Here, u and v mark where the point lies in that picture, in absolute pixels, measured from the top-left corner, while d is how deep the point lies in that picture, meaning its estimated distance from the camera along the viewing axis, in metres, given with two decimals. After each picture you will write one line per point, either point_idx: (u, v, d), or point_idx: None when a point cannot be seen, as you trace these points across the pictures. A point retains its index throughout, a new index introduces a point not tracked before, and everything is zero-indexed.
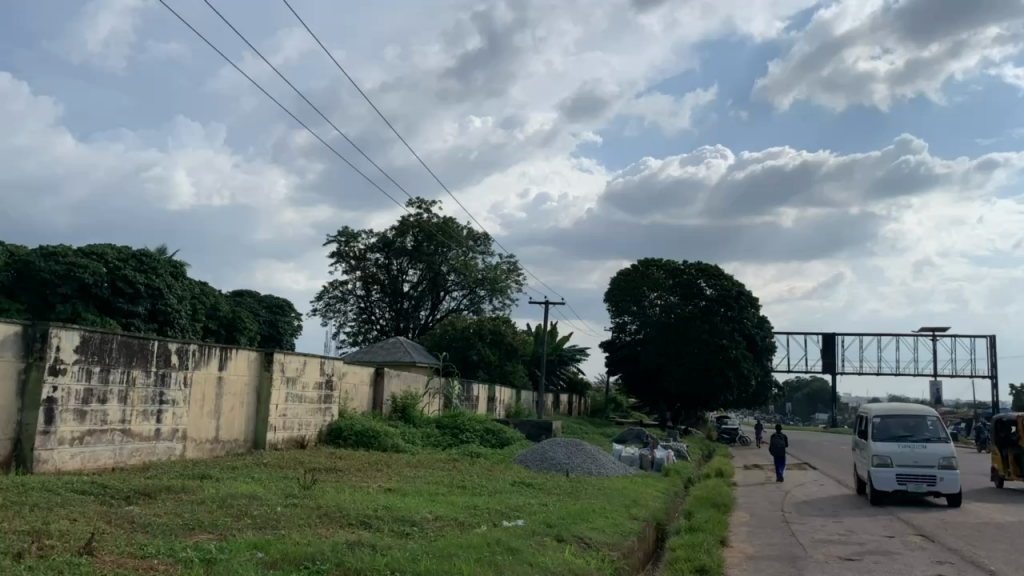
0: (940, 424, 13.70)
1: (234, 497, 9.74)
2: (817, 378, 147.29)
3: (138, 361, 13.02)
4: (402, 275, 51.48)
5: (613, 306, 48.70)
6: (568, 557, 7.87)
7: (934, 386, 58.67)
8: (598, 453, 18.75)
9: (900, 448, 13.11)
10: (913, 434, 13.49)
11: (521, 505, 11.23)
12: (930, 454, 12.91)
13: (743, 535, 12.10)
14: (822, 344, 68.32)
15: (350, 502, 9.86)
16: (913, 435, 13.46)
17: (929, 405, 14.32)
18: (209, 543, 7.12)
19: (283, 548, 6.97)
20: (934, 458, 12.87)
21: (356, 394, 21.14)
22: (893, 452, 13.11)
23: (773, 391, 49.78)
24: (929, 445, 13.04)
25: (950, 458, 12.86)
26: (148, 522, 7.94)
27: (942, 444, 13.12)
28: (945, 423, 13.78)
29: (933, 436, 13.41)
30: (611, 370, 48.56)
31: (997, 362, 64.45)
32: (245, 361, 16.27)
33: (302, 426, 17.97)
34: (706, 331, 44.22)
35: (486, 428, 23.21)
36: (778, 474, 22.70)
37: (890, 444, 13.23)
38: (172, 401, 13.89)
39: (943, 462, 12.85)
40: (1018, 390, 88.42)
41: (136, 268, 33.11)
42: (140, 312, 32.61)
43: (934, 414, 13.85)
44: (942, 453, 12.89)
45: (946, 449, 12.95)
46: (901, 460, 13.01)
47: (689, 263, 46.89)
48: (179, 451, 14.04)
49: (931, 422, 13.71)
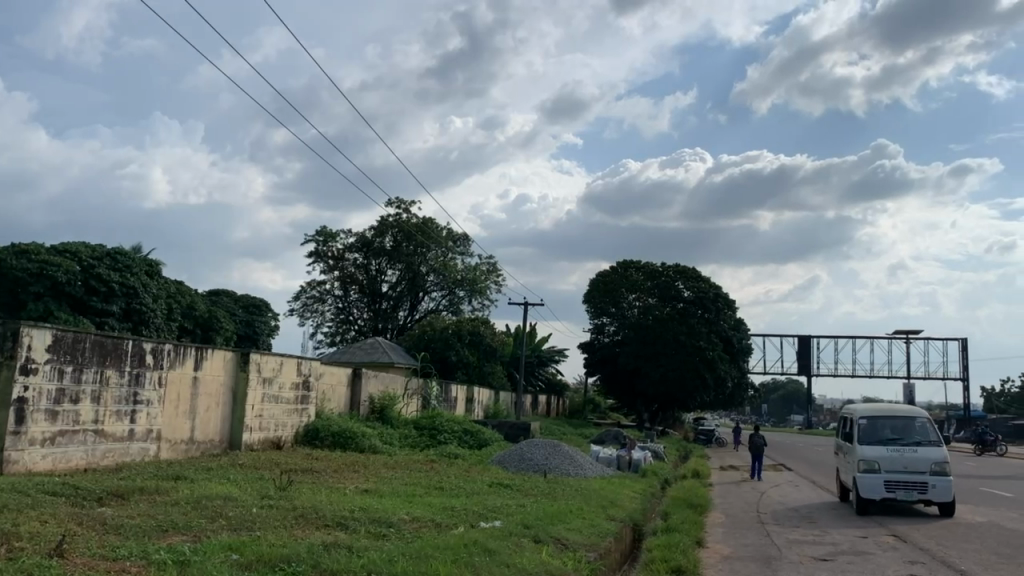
0: (930, 427, 13.81)
1: (208, 498, 9.63)
2: (793, 380, 148.87)
3: (112, 361, 12.88)
4: (380, 276, 51.28)
5: (591, 308, 48.70)
6: (545, 558, 7.91)
7: (907, 388, 59.40)
8: (576, 454, 18.85)
9: (888, 453, 13.17)
10: (902, 437, 13.59)
11: (499, 506, 11.25)
12: (921, 459, 12.96)
13: (719, 535, 12.24)
14: (798, 347, 69.04)
15: (326, 502, 9.85)
16: (903, 438, 13.56)
17: (918, 406, 14.45)
18: (182, 545, 7.06)
19: (258, 549, 6.94)
20: (926, 464, 12.91)
21: (333, 395, 21.04)
22: (881, 457, 13.14)
23: (749, 392, 50.17)
24: (919, 451, 13.11)
25: (942, 463, 12.91)
26: (120, 524, 7.84)
27: (933, 449, 13.20)
28: (936, 426, 13.89)
29: (922, 439, 13.50)
30: (590, 371, 48.50)
31: (969, 364, 65.40)
32: (220, 361, 16.12)
33: (278, 427, 17.84)
34: (684, 332, 44.61)
35: (465, 428, 23.21)
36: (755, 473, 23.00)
37: (878, 449, 13.28)
38: (147, 401, 13.74)
39: (935, 468, 12.89)
40: (989, 393, 89.87)
41: (110, 267, 32.66)
42: (114, 311, 32.23)
43: (924, 416, 13.94)
44: (933, 459, 12.95)
45: (938, 455, 13.01)
46: (890, 466, 13.04)
47: (668, 265, 47.38)
48: (153, 451, 13.89)
49: (920, 425, 13.81)
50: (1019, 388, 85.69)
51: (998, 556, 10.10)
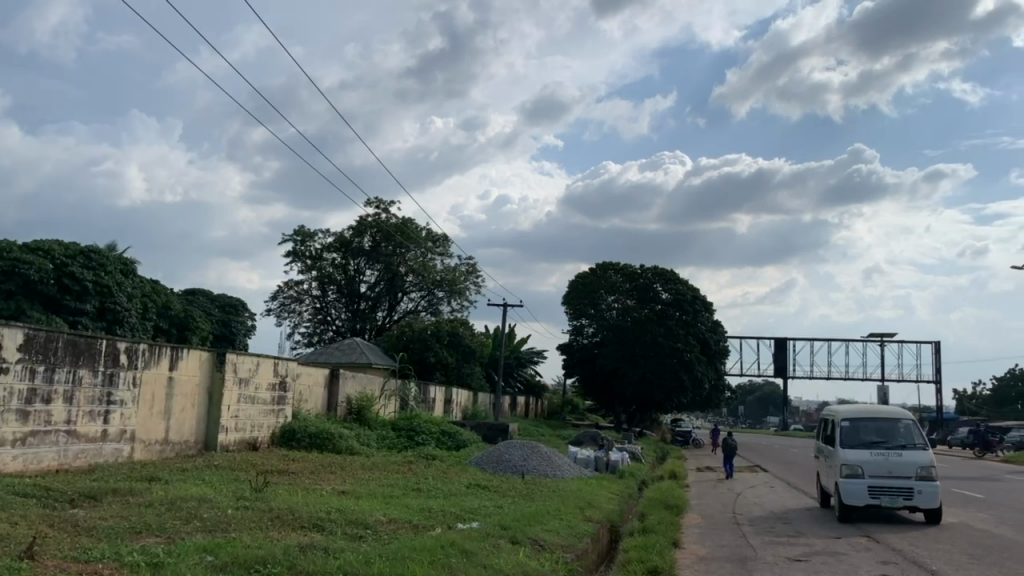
0: (915, 429, 13.93)
1: (182, 499, 9.55)
2: (770, 382, 150.14)
3: (85, 361, 12.73)
4: (359, 276, 51.05)
5: (570, 309, 48.79)
6: (522, 559, 7.92)
7: (881, 390, 60.17)
8: (554, 455, 18.90)
9: (871, 458, 13.22)
10: (886, 440, 13.70)
11: (479, 507, 11.25)
12: (906, 464, 13.02)
13: (695, 535, 12.38)
14: (775, 349, 69.68)
15: (302, 505, 9.78)
16: (887, 441, 13.69)
17: (902, 408, 14.58)
18: (156, 548, 6.96)
19: (232, 551, 6.86)
20: (911, 468, 12.99)
21: (310, 396, 20.91)
22: (864, 462, 13.18)
23: (725, 394, 50.56)
24: (905, 455, 13.18)
25: (927, 468, 13.00)
26: (93, 526, 7.73)
27: (917, 453, 13.30)
28: (921, 428, 14.02)
29: (907, 443, 13.60)
30: (568, 373, 48.56)
31: (941, 367, 66.42)
32: (196, 362, 15.96)
33: (254, 428, 17.70)
34: (662, 334, 44.84)
35: (442, 430, 23.18)
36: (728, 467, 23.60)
37: (862, 454, 13.32)
38: (121, 401, 13.58)
39: (920, 473, 12.96)
40: (961, 394, 91.24)
41: (83, 265, 32.28)
42: (87, 309, 31.88)
43: (909, 419, 14.07)
44: (919, 463, 13.03)
45: (923, 459, 13.09)
46: (874, 471, 13.07)
47: (646, 267, 47.60)
48: (127, 452, 13.73)
49: (905, 428, 13.93)
50: (990, 390, 87.06)
51: (967, 556, 10.30)
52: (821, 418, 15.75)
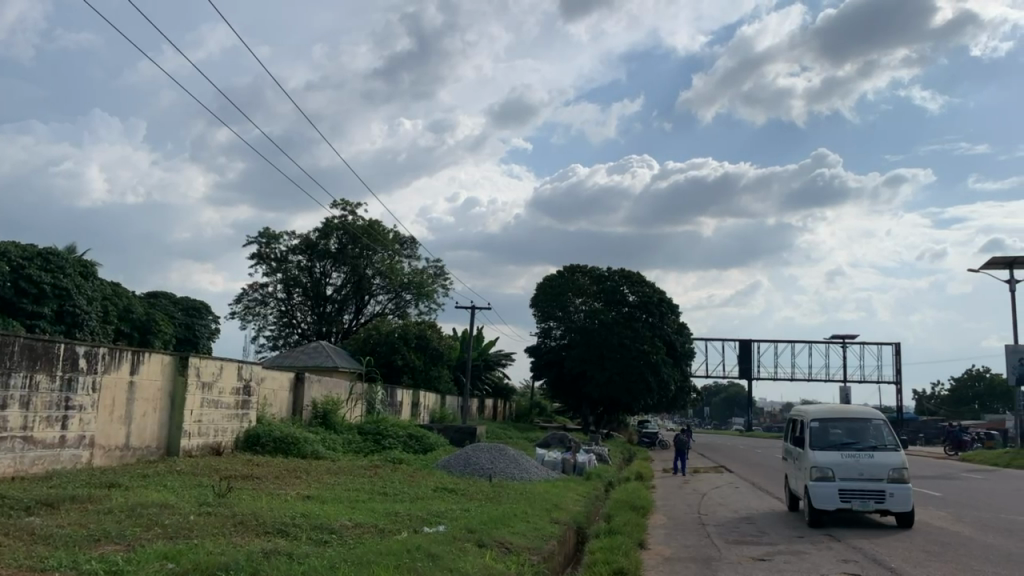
0: (884, 429, 14.19)
1: (144, 505, 9.42)
2: (735, 384, 151.79)
3: (42, 364, 12.47)
4: (325, 278, 50.63)
5: (538, 312, 48.91)
6: (488, 563, 7.86)
7: (844, 391, 61.05)
8: (520, 458, 18.88)
9: (842, 460, 13.41)
10: (856, 440, 13.96)
11: (443, 512, 11.11)
12: (877, 466, 13.24)
13: (660, 536, 12.46)
14: (739, 350, 70.62)
15: (265, 509, 9.67)
16: (858, 442, 13.92)
17: (871, 408, 14.84)
18: (115, 555, 6.85)
19: (194, 558, 6.77)
20: (883, 471, 13.19)
21: (274, 400, 20.66)
22: (835, 464, 13.38)
23: (691, 395, 50.99)
24: (875, 456, 13.41)
25: (898, 470, 13.19)
26: (50, 534, 7.57)
27: (889, 454, 13.52)
28: (890, 428, 14.29)
29: (878, 443, 13.84)
30: (536, 375, 48.70)
31: (901, 367, 67.74)
32: (158, 365, 15.71)
33: (217, 432, 17.46)
34: (629, 336, 45.10)
35: (409, 434, 23.01)
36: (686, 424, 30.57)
37: (832, 456, 13.53)
38: (79, 407, 13.29)
39: (892, 475, 13.16)
40: (920, 394, 92.97)
41: (41, 268, 31.70)
42: (45, 313, 31.25)
43: (878, 418, 14.33)
44: (890, 465, 13.24)
45: (894, 461, 13.32)
46: (844, 475, 13.26)
47: (613, 270, 47.92)
48: (86, 459, 13.44)
49: (874, 427, 14.20)
50: (948, 390, 88.79)
51: (927, 555, 10.47)
52: (789, 419, 15.98)
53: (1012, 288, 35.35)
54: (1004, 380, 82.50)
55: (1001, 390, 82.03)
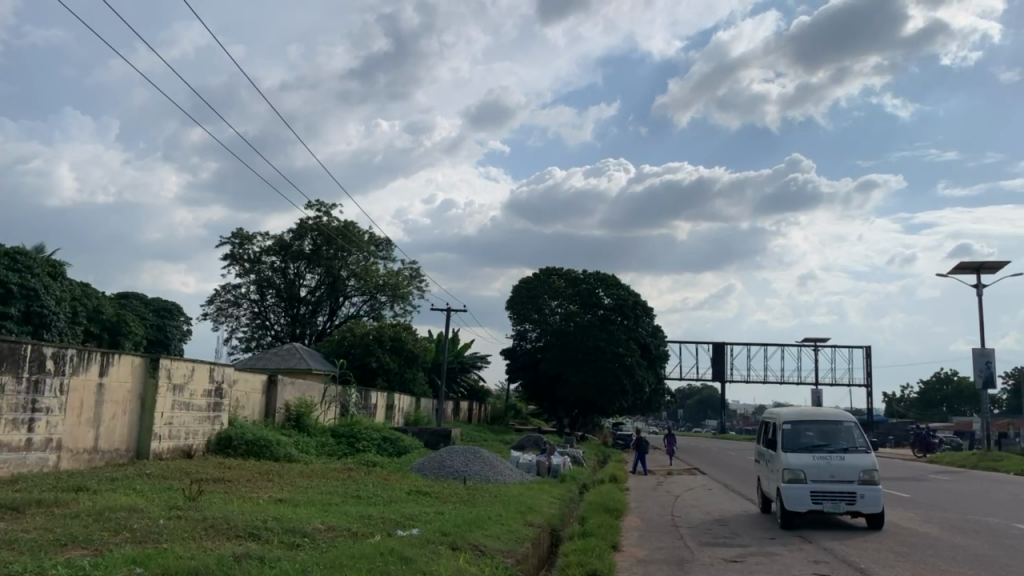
0: (855, 431, 14.37)
1: (112, 509, 9.28)
2: (708, 387, 153.25)
3: (8, 367, 12.26)
4: (299, 279, 50.27)
5: (514, 314, 49.03)
6: (460, 565, 7.85)
7: (815, 393, 61.82)
8: (495, 460, 18.81)
9: (814, 462, 13.55)
10: (828, 442, 14.11)
11: (415, 514, 11.12)
12: (848, 467, 13.40)
13: (634, 538, 12.47)
14: (713, 354, 71.30)
15: (236, 512, 9.60)
16: (829, 444, 14.06)
17: (842, 409, 15.03)
18: (82, 560, 6.74)
19: (164, 562, 6.68)
20: (854, 472, 13.34)
21: (246, 403, 20.43)
22: (807, 466, 13.51)
23: (666, 398, 51.27)
24: (846, 458, 13.57)
25: (868, 471, 13.38)
26: (14, 539, 7.42)
27: (860, 457, 13.66)
28: (861, 429, 14.48)
29: (849, 445, 14.02)
30: (512, 378, 48.79)
31: (872, 370, 68.73)
32: (128, 367, 15.49)
33: (188, 434, 17.25)
34: (604, 339, 45.23)
35: (384, 436, 22.96)
36: (670, 432, 30.58)
37: (805, 458, 13.64)
38: (46, 409, 13.06)
39: (863, 477, 13.33)
40: (890, 397, 94.34)
41: (8, 268, 31.15)
42: (13, 313, 30.69)
43: (849, 421, 14.51)
44: (861, 467, 13.40)
45: (865, 463, 13.47)
46: (816, 476, 13.39)
47: (589, 273, 48.15)
48: (53, 462, 13.23)
49: (845, 430, 14.37)
50: (917, 392, 90.21)
51: (896, 555, 10.65)
52: (761, 420, 16.15)
53: (979, 293, 35.88)
54: (970, 382, 83.95)
55: (969, 392, 83.41)
